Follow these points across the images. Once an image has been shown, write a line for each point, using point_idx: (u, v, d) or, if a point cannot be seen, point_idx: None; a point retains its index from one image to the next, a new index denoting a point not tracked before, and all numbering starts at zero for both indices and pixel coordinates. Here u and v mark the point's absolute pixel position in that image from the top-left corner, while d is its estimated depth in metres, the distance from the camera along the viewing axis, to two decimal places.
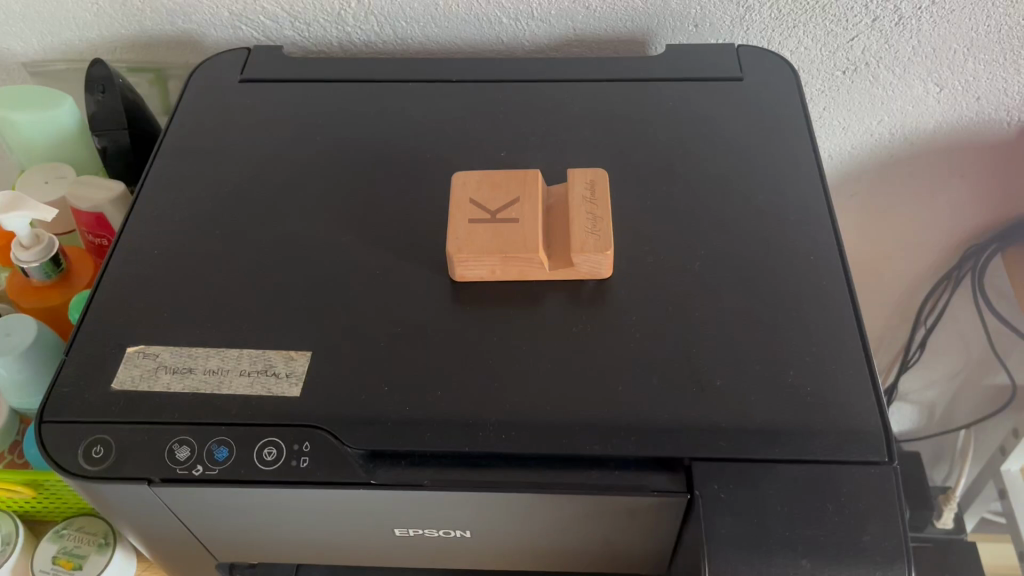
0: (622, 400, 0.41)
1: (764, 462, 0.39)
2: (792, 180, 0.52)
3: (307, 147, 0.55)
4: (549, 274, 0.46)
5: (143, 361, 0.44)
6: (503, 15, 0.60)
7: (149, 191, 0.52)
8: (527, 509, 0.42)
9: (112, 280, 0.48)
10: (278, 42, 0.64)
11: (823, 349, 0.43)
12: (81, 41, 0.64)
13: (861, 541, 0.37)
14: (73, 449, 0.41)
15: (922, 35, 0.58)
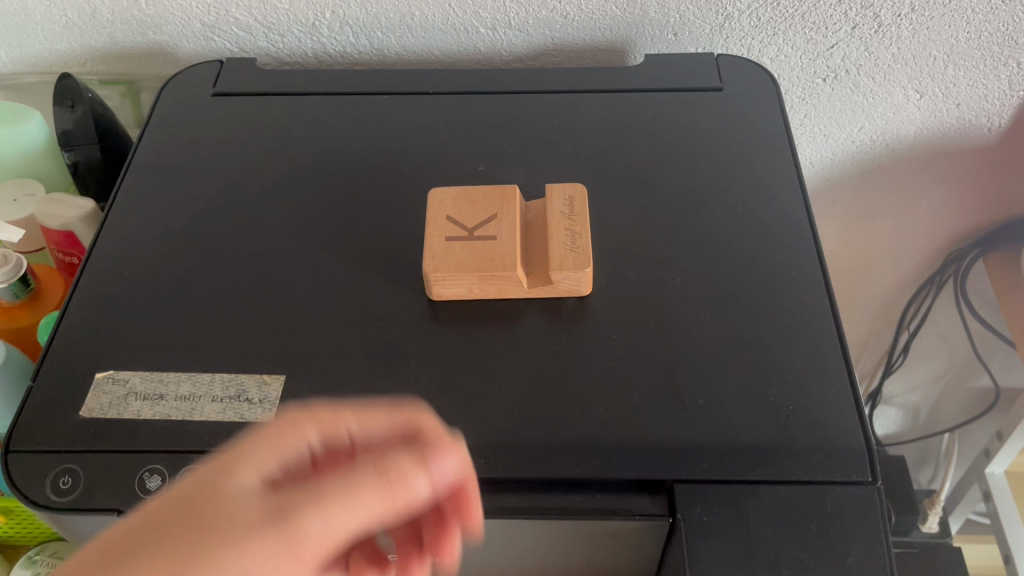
0: (602, 421, 0.41)
1: (747, 484, 0.39)
2: (773, 193, 0.51)
3: (282, 162, 0.54)
4: (528, 293, 0.45)
5: (112, 387, 0.43)
6: (480, 25, 0.60)
7: (120, 210, 0.51)
8: (507, 534, 0.41)
9: (81, 302, 0.47)
10: (252, 54, 0.62)
11: (805, 366, 0.43)
12: (51, 53, 0.63)
13: (845, 561, 0.37)
14: (40, 480, 0.40)
15: (903, 42, 0.58)
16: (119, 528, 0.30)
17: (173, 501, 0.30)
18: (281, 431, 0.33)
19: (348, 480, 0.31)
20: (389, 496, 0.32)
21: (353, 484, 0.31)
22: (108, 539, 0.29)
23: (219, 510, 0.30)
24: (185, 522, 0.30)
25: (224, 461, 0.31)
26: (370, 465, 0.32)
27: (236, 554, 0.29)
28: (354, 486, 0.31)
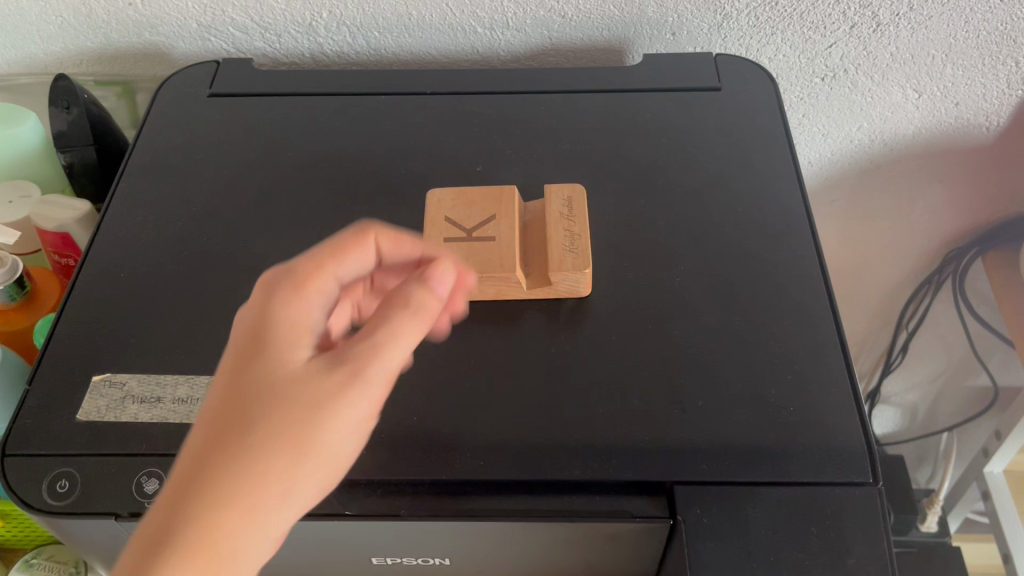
0: (601, 422, 0.41)
1: (747, 485, 0.39)
2: (771, 193, 0.51)
3: (278, 163, 0.54)
4: (527, 293, 0.45)
5: (109, 390, 0.42)
6: (477, 25, 0.59)
7: (116, 212, 0.51)
8: (506, 536, 0.41)
9: (77, 305, 0.46)
10: (249, 54, 0.62)
11: (804, 366, 0.43)
12: (46, 54, 0.62)
13: (846, 562, 0.37)
14: (36, 484, 0.40)
15: (901, 41, 0.58)
16: (209, 433, 0.33)
17: (243, 395, 0.33)
18: (286, 308, 0.35)
19: (389, 327, 0.35)
20: (426, 315, 0.36)
21: (392, 322, 0.35)
22: (206, 444, 0.33)
23: (294, 383, 0.34)
24: (270, 403, 0.33)
25: (267, 351, 0.34)
26: (394, 303, 0.36)
27: (332, 406, 0.34)
28: (394, 331, 0.35)
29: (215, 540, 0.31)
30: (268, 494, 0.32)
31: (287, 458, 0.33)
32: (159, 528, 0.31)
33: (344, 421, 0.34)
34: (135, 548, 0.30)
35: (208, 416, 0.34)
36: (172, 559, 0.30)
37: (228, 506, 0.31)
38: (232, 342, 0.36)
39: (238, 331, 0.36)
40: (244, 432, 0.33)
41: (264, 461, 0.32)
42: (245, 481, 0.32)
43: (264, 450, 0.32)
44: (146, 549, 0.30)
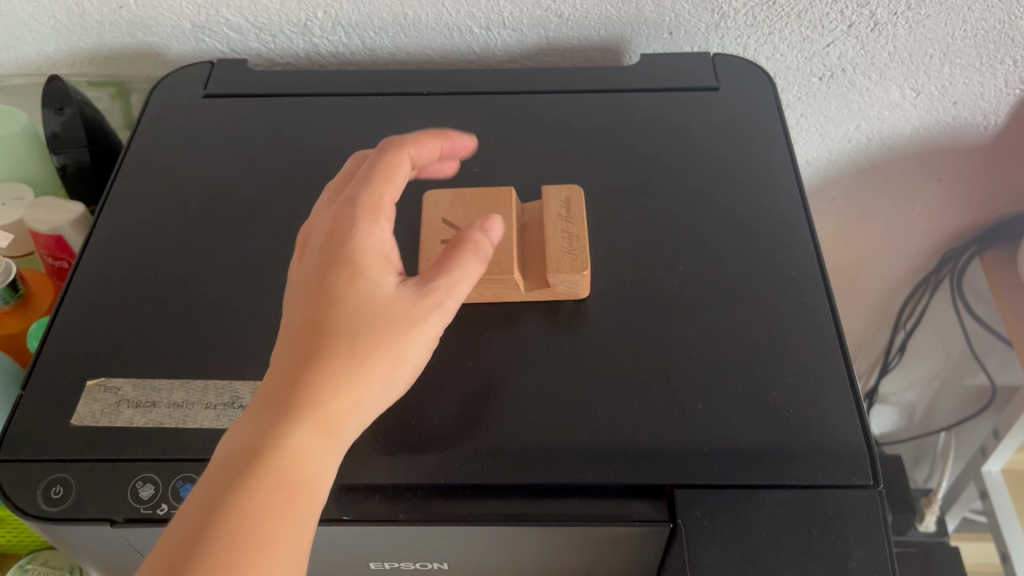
0: (601, 426, 0.40)
1: (747, 488, 0.38)
2: (769, 194, 0.51)
3: (273, 164, 0.53)
4: (525, 296, 0.45)
5: (103, 394, 0.42)
6: (473, 24, 0.59)
7: (110, 214, 0.51)
8: (505, 540, 0.40)
9: (70, 309, 0.46)
10: (243, 54, 0.62)
11: (804, 368, 0.42)
12: (39, 55, 0.62)
13: (847, 566, 0.36)
14: (31, 490, 0.39)
15: (898, 40, 0.57)
16: (306, 347, 0.35)
17: (336, 315, 0.35)
18: (369, 239, 0.37)
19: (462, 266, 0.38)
20: (484, 259, 0.39)
21: (460, 264, 0.38)
22: (303, 356, 0.35)
23: (384, 309, 0.36)
24: (364, 325, 0.35)
25: (359, 278, 0.36)
26: (459, 246, 0.39)
27: (412, 336, 0.36)
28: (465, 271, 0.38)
29: (315, 446, 0.34)
30: (358, 406, 0.35)
31: (375, 376, 0.36)
32: (268, 431, 0.33)
33: (420, 347, 0.37)
34: (246, 447, 0.33)
35: (298, 330, 0.36)
36: (283, 461, 0.33)
37: (326, 416, 0.34)
38: (310, 262, 0.37)
39: (317, 253, 0.37)
40: (340, 349, 0.35)
41: (358, 378, 0.35)
42: (341, 395, 0.35)
43: (360, 368, 0.35)
44: (258, 448, 0.33)
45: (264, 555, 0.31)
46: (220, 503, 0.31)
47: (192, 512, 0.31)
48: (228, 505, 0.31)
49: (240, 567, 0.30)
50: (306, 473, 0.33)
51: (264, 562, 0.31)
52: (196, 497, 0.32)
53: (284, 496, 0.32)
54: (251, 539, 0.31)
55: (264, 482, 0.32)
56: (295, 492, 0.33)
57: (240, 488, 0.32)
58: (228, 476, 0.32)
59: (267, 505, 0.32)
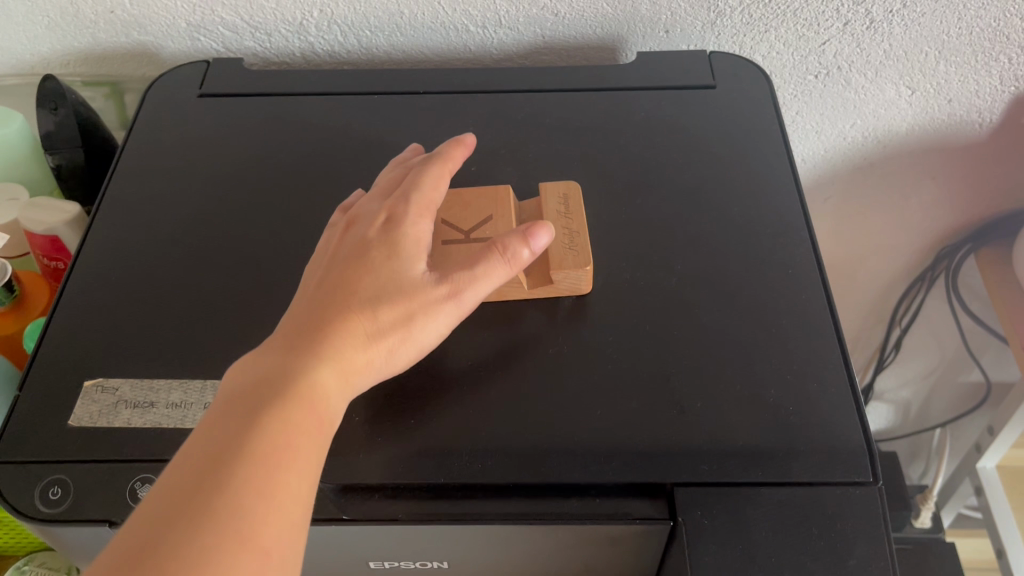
0: (600, 424, 0.40)
1: (747, 486, 0.38)
2: (767, 192, 0.51)
3: (270, 164, 0.53)
4: (527, 293, 0.45)
5: (101, 395, 0.42)
6: (470, 23, 0.59)
7: (106, 215, 0.50)
8: (505, 539, 0.40)
9: (66, 310, 0.46)
10: (238, 54, 0.62)
11: (803, 367, 0.42)
12: (33, 55, 0.62)
13: (847, 563, 0.36)
14: (29, 491, 0.39)
15: (894, 38, 0.57)
16: (338, 301, 0.39)
17: (370, 279, 0.39)
18: (414, 228, 0.42)
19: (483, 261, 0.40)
20: (515, 266, 0.41)
21: (485, 262, 0.41)
22: (335, 307, 0.38)
23: (414, 281, 0.40)
24: (393, 290, 0.39)
25: (399, 254, 0.40)
26: (489, 245, 0.41)
27: (433, 312, 0.40)
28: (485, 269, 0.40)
29: (338, 386, 0.37)
30: (375, 361, 0.38)
31: (393, 335, 0.39)
32: (302, 360, 0.36)
33: (438, 326, 0.40)
34: (279, 373, 0.35)
35: (332, 287, 0.39)
36: (315, 389, 0.35)
37: (352, 362, 0.37)
38: (355, 238, 0.42)
39: (362, 231, 0.42)
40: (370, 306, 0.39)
41: (382, 334, 0.38)
42: (366, 346, 0.38)
43: (381, 325, 0.38)
44: (294, 374, 0.35)
45: (299, 464, 0.33)
46: (262, 410, 0.33)
47: (232, 416, 0.33)
48: (271, 414, 0.33)
49: (277, 465, 0.32)
50: (330, 408, 0.36)
51: (299, 471, 0.33)
52: (234, 405, 0.34)
53: (315, 419, 0.35)
54: (289, 446, 0.33)
55: (301, 401, 0.34)
56: (323, 419, 0.35)
57: (276, 404, 0.34)
58: (268, 391, 0.34)
59: (303, 422, 0.34)
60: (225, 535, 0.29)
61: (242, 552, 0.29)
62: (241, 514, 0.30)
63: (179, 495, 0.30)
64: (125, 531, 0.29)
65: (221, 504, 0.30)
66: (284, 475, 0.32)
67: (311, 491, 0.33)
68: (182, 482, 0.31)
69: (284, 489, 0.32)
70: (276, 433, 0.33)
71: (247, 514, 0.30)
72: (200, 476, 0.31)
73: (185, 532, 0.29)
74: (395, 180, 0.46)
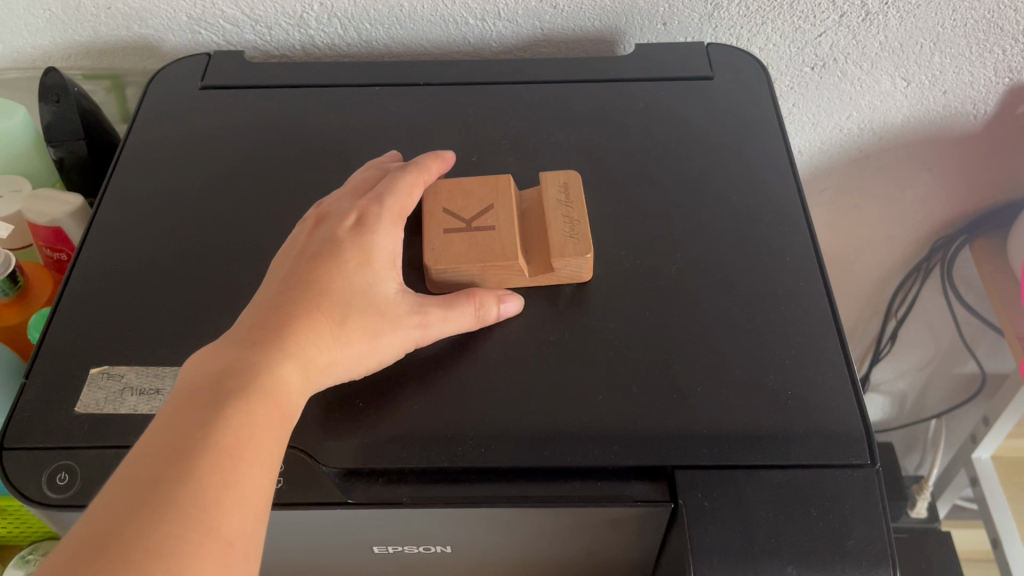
0: (601, 409, 0.41)
1: (746, 469, 0.39)
2: (765, 182, 0.51)
3: (272, 155, 0.54)
4: (529, 280, 0.45)
5: (107, 382, 0.42)
6: (469, 16, 0.59)
7: (109, 206, 0.51)
8: (508, 522, 0.41)
9: (71, 299, 0.46)
10: (239, 47, 0.62)
11: (801, 352, 0.43)
12: (35, 49, 0.62)
13: (846, 544, 0.37)
14: (36, 476, 0.40)
15: (889, 30, 0.58)
16: (304, 298, 0.39)
17: (339, 282, 0.41)
18: (384, 237, 0.43)
19: (451, 299, 0.43)
20: (482, 321, 0.43)
21: (459, 309, 0.43)
22: (303, 305, 0.39)
23: (382, 296, 0.42)
24: (361, 299, 0.41)
25: (370, 264, 0.42)
26: (467, 294, 0.43)
27: (399, 328, 0.41)
28: (454, 307, 0.43)
29: (303, 381, 0.37)
30: (339, 360, 0.39)
31: (359, 343, 0.40)
32: (267, 355, 0.36)
33: (401, 345, 0.42)
34: (246, 366, 0.36)
35: (300, 283, 0.40)
36: (279, 383, 0.36)
37: (317, 361, 0.38)
38: (324, 236, 0.43)
39: (331, 230, 0.43)
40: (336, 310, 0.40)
41: (348, 336, 0.40)
42: (331, 348, 0.39)
43: (348, 333, 0.40)
44: (259, 368, 0.36)
45: (261, 458, 0.34)
46: (226, 404, 0.34)
47: (196, 409, 0.34)
48: (235, 409, 0.34)
49: (239, 459, 0.33)
50: (293, 403, 0.37)
51: (261, 465, 0.34)
52: (197, 398, 0.34)
53: (278, 414, 0.35)
54: (252, 441, 0.34)
55: (265, 397, 0.35)
56: (286, 414, 0.36)
57: (241, 398, 0.34)
58: (231, 385, 0.35)
59: (267, 417, 0.35)
60: (188, 528, 0.30)
61: (204, 544, 0.30)
62: (202, 507, 0.31)
63: (143, 489, 0.31)
64: (85, 523, 0.30)
65: (184, 498, 0.31)
66: (247, 470, 0.33)
67: (273, 484, 0.34)
68: (143, 472, 0.31)
69: (247, 483, 0.33)
70: (240, 428, 0.34)
71: (210, 508, 0.31)
72: (162, 466, 0.31)
73: (148, 524, 0.30)
74: (368, 182, 0.47)
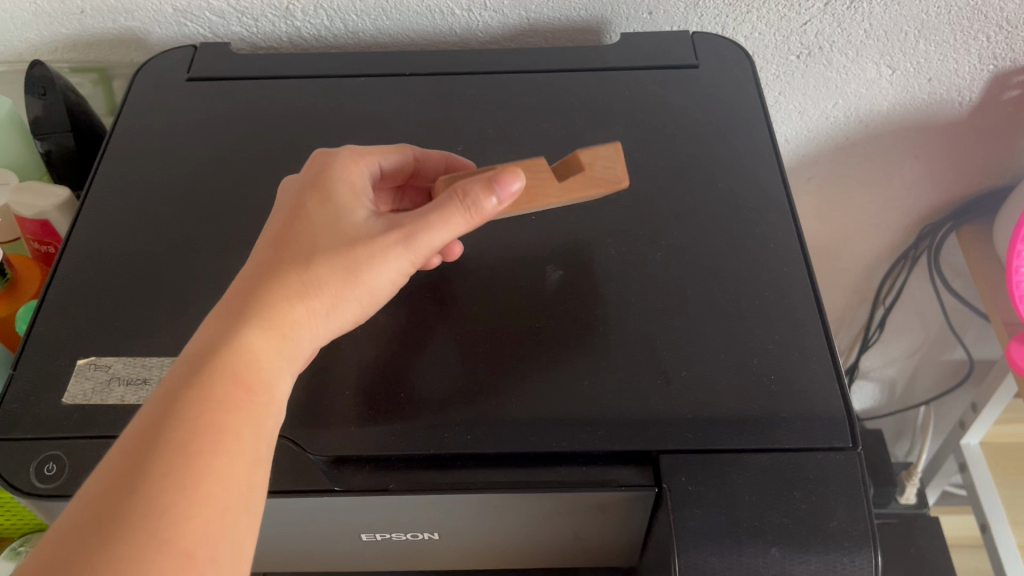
0: (587, 395, 0.41)
1: (731, 453, 0.39)
2: (751, 170, 0.52)
3: (259, 147, 0.54)
4: (563, 192, 0.40)
5: (94, 373, 0.42)
6: (455, 6, 0.59)
7: (97, 198, 0.51)
8: (495, 508, 0.41)
9: (58, 291, 0.46)
10: (226, 39, 0.62)
11: (786, 337, 0.43)
12: (21, 42, 0.62)
13: (828, 525, 0.37)
14: (24, 467, 0.39)
15: (874, 18, 0.58)
16: (265, 265, 0.37)
17: (303, 234, 0.39)
18: (347, 178, 0.41)
19: (433, 206, 0.38)
20: (477, 216, 0.38)
21: (445, 210, 0.38)
22: (262, 273, 0.37)
23: (354, 235, 0.39)
24: (329, 242, 0.38)
25: (336, 207, 0.40)
26: (452, 191, 0.38)
27: (381, 259, 0.38)
28: (435, 212, 0.38)
29: (270, 351, 0.36)
30: (313, 319, 0.37)
31: (331, 292, 0.38)
32: (223, 336, 0.35)
33: (383, 272, 0.39)
34: (202, 356, 0.34)
35: (264, 250, 0.38)
36: (240, 364, 0.34)
37: (283, 325, 0.36)
38: (289, 193, 0.41)
39: (294, 187, 0.41)
40: (303, 266, 0.37)
41: (320, 289, 0.37)
42: (300, 302, 0.37)
43: (317, 286, 0.37)
44: (214, 352, 0.34)
45: (223, 449, 0.32)
46: (181, 399, 0.32)
47: (151, 410, 0.32)
48: (189, 403, 0.32)
49: (195, 458, 0.31)
50: (261, 376, 0.35)
51: (224, 457, 0.32)
52: (154, 399, 0.33)
53: (243, 395, 0.34)
54: (211, 430, 0.32)
55: (222, 379, 0.34)
56: (253, 396, 0.34)
57: (195, 391, 0.33)
58: (184, 377, 0.33)
59: (228, 400, 0.33)
60: (140, 543, 0.28)
61: (158, 560, 0.29)
62: (155, 518, 0.29)
63: (94, 505, 0.29)
64: (42, 546, 0.29)
65: (134, 510, 0.29)
66: (207, 464, 0.31)
67: (243, 475, 0.32)
68: (98, 485, 0.30)
69: (207, 481, 0.31)
70: (193, 418, 0.32)
71: (163, 518, 0.29)
72: (115, 477, 0.30)
73: (97, 542, 0.28)
74: None
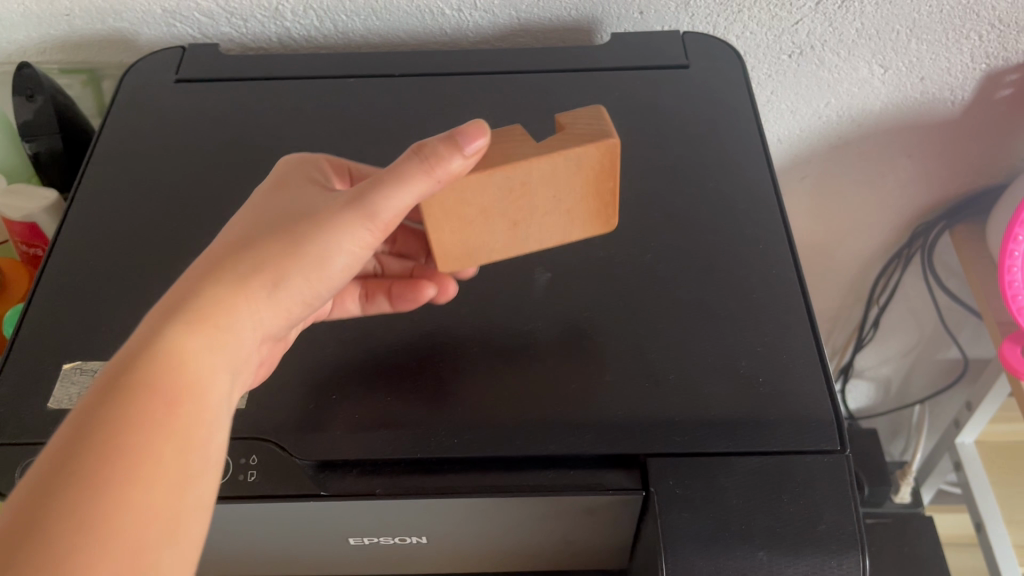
0: (575, 398, 0.41)
1: (718, 456, 0.39)
2: (741, 171, 0.51)
3: (248, 148, 0.54)
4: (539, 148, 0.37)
5: (80, 377, 0.42)
6: (445, 7, 0.59)
7: (84, 201, 0.51)
8: (482, 512, 0.41)
9: (44, 296, 0.46)
10: (215, 39, 0.62)
11: (775, 338, 0.43)
12: (9, 44, 0.61)
13: (816, 528, 0.37)
14: (8, 473, 0.39)
15: (866, 17, 0.58)
16: (207, 271, 0.35)
17: (250, 239, 0.37)
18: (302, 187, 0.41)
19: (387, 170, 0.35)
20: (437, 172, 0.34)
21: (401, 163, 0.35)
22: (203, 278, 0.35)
23: (305, 224, 0.37)
24: (277, 237, 0.37)
25: (287, 211, 0.38)
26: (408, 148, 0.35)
27: (332, 236, 0.37)
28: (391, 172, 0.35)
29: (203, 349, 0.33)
30: (257, 309, 0.36)
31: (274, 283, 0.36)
32: (154, 334, 0.32)
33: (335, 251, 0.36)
34: (131, 359, 0.31)
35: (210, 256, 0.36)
36: (169, 362, 0.32)
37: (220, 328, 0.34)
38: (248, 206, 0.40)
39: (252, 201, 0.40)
40: (243, 256, 0.36)
41: (264, 278, 0.36)
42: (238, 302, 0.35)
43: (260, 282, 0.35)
44: (143, 350, 0.31)
45: (149, 457, 0.29)
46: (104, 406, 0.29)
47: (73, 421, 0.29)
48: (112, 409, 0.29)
49: (114, 468, 0.28)
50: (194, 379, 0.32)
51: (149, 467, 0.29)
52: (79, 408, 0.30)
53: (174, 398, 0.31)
54: (136, 435, 0.29)
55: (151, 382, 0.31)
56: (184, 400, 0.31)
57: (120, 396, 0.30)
58: (108, 379, 0.30)
59: (157, 405, 0.30)
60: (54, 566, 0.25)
61: None
62: (68, 539, 0.26)
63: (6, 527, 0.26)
64: None
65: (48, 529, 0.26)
66: (129, 475, 0.28)
67: (173, 485, 0.29)
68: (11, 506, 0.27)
69: (129, 493, 0.28)
70: (115, 425, 0.29)
71: (79, 537, 0.26)
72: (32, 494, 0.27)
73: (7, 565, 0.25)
74: None
